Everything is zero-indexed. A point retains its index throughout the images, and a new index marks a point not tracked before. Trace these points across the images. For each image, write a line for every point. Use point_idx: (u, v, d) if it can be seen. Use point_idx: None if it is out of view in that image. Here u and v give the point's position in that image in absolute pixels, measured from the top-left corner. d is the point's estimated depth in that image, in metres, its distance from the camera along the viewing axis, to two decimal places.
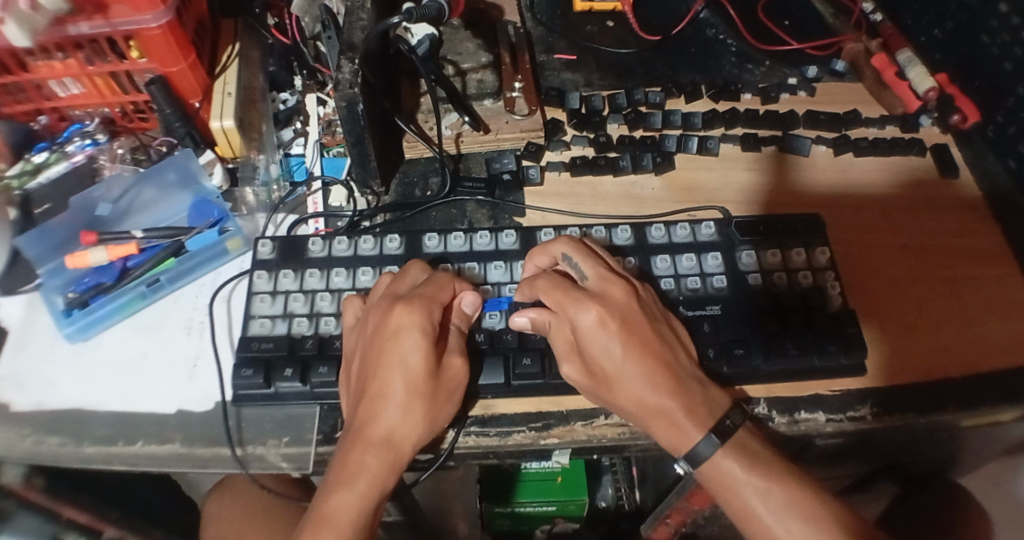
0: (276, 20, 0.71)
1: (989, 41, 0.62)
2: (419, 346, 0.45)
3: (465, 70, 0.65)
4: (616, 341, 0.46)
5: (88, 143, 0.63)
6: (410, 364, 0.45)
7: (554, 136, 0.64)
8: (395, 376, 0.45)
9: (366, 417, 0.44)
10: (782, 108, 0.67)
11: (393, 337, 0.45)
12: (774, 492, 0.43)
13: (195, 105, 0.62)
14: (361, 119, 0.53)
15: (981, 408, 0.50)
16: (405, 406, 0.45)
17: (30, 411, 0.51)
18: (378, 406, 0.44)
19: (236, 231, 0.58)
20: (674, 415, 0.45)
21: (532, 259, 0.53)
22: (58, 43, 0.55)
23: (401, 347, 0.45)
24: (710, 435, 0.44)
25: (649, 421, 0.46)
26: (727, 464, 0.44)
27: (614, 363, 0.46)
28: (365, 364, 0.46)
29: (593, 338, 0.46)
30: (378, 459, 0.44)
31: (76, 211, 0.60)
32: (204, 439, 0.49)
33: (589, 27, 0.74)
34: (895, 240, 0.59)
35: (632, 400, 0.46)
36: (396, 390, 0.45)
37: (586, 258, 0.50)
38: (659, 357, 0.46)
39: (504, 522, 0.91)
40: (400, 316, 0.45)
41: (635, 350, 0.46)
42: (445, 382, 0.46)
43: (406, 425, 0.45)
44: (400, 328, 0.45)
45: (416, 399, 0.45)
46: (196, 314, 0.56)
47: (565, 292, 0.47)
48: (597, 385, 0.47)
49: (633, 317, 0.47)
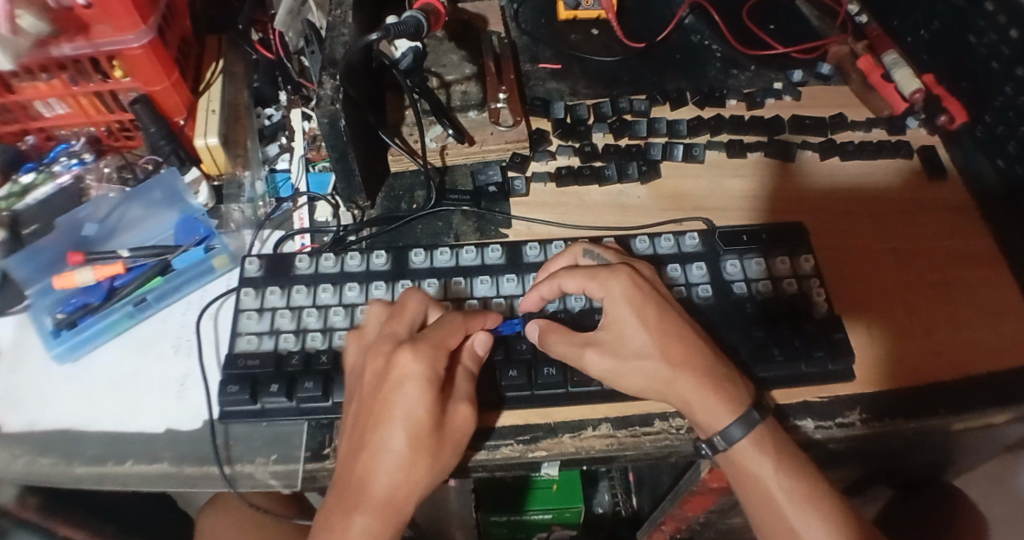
0: (261, 35, 0.71)
1: (976, 41, 0.61)
2: (424, 396, 0.43)
3: (449, 82, 0.66)
4: (648, 310, 0.47)
5: (74, 162, 0.63)
6: (412, 414, 0.43)
7: (539, 146, 0.64)
8: (396, 429, 0.43)
9: (364, 474, 0.43)
10: (767, 114, 0.67)
11: (395, 387, 0.43)
12: (796, 486, 0.44)
13: (178, 123, 0.63)
14: (344, 135, 0.53)
15: (972, 411, 0.50)
16: (408, 460, 0.43)
17: (21, 432, 0.51)
18: (375, 462, 0.43)
19: (222, 248, 0.58)
20: (699, 392, 0.45)
21: (550, 266, 0.53)
22: (42, 64, 0.55)
23: (403, 395, 0.43)
24: (751, 411, 0.45)
25: (687, 394, 0.45)
26: (754, 457, 0.45)
27: (644, 338, 0.46)
28: (362, 417, 0.44)
29: (623, 309, 0.47)
30: (377, 519, 0.42)
31: (64, 232, 0.60)
32: (193, 457, 0.49)
33: (574, 36, 0.74)
34: (882, 245, 0.59)
35: (667, 372, 0.46)
36: (395, 442, 0.43)
37: (608, 250, 0.53)
38: (688, 330, 0.47)
39: (500, 531, 0.90)
40: (404, 363, 0.44)
41: (665, 324, 0.47)
42: (449, 433, 0.45)
43: (406, 481, 0.43)
44: (402, 376, 0.44)
45: (418, 451, 0.43)
46: (185, 333, 0.56)
47: (589, 269, 0.49)
48: (621, 371, 0.46)
49: (661, 289, 0.49)
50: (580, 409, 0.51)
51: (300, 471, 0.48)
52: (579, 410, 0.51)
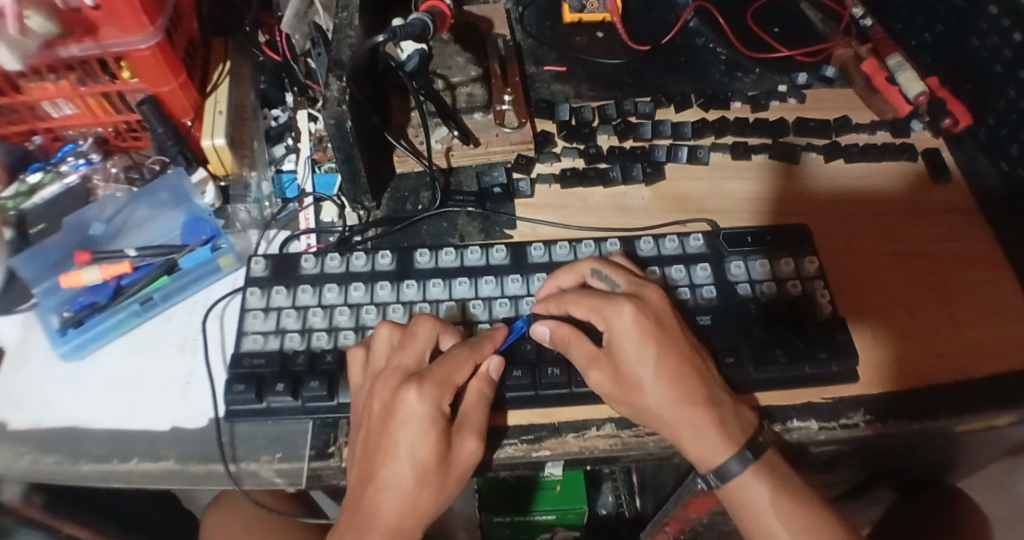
0: (267, 37, 0.72)
1: (979, 45, 0.62)
2: (429, 432, 0.44)
3: (455, 84, 0.66)
4: (649, 346, 0.46)
5: (82, 162, 0.63)
6: (418, 452, 0.43)
7: (544, 148, 0.65)
8: (402, 466, 0.43)
9: (371, 507, 0.43)
10: (771, 116, 0.67)
11: (401, 423, 0.43)
12: (792, 514, 0.44)
13: (186, 124, 0.63)
14: (350, 136, 0.53)
15: (975, 413, 0.50)
16: (414, 494, 0.43)
17: (27, 431, 0.51)
18: (382, 495, 0.43)
19: (228, 248, 0.59)
20: (698, 426, 0.45)
21: (557, 278, 0.53)
22: (50, 64, 0.55)
23: (409, 432, 0.43)
24: (744, 451, 0.44)
25: (677, 428, 0.45)
26: (753, 488, 0.44)
27: (649, 368, 0.46)
28: (369, 449, 0.44)
29: (625, 341, 0.47)
30: None
31: (70, 232, 0.60)
32: (197, 456, 0.49)
33: (579, 38, 0.74)
34: (885, 248, 0.59)
35: (661, 410, 0.46)
36: (402, 477, 0.43)
37: (615, 270, 0.52)
38: (689, 371, 0.46)
39: (502, 533, 0.90)
40: (410, 401, 0.43)
41: (666, 367, 0.46)
42: (454, 467, 0.44)
43: (412, 513, 0.43)
44: (409, 413, 0.43)
45: (423, 486, 0.44)
46: (190, 331, 0.56)
47: (595, 299, 0.49)
48: (621, 390, 0.47)
49: (667, 322, 0.47)
50: (584, 409, 0.51)
51: (304, 469, 0.49)
52: (583, 410, 0.51)
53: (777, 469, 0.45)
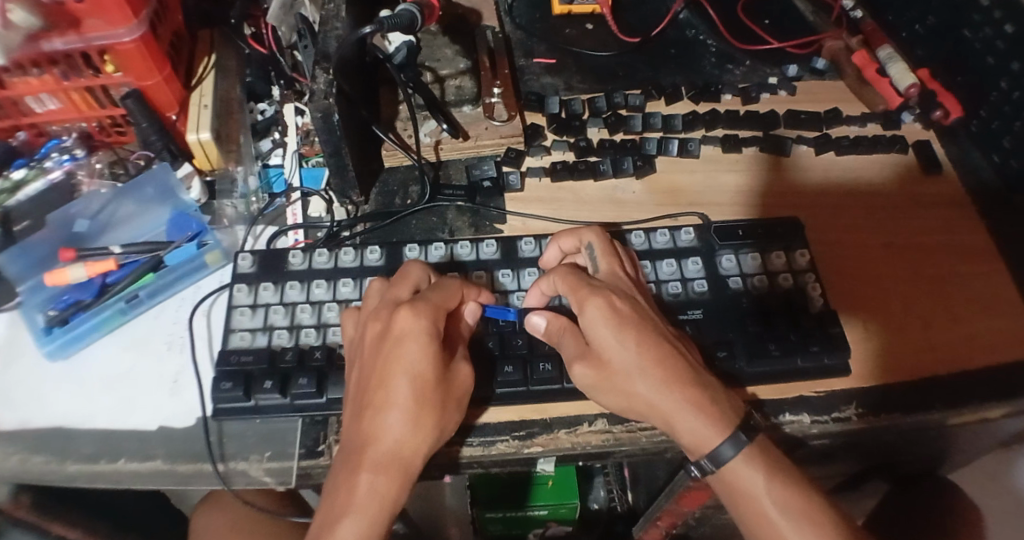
0: (253, 29, 0.71)
1: (971, 36, 0.62)
2: (424, 352, 0.44)
3: (443, 77, 0.66)
4: (628, 333, 0.45)
5: (65, 158, 0.62)
6: (415, 370, 0.43)
7: (534, 140, 0.64)
8: (400, 384, 0.43)
9: (369, 433, 0.43)
10: (762, 108, 0.67)
11: (395, 344, 0.44)
12: (787, 498, 0.43)
13: (171, 118, 0.62)
14: (338, 130, 0.52)
15: (968, 405, 0.50)
16: (413, 415, 0.43)
17: (14, 431, 0.50)
18: (382, 419, 0.43)
19: (214, 244, 0.58)
20: (686, 410, 0.44)
21: (559, 240, 0.53)
22: (34, 59, 0.54)
23: (404, 354, 0.43)
24: (738, 436, 0.44)
25: (676, 418, 0.44)
26: (748, 473, 0.44)
27: (632, 357, 0.45)
28: (366, 377, 0.44)
29: (601, 336, 0.45)
30: (386, 477, 0.42)
31: (55, 227, 0.59)
32: (186, 455, 0.49)
33: (570, 31, 0.74)
34: (877, 240, 0.59)
35: (649, 396, 0.45)
36: (400, 399, 0.43)
37: (605, 253, 0.51)
38: (669, 350, 0.45)
39: (495, 526, 0.89)
40: (404, 321, 0.44)
41: (649, 345, 0.45)
42: (454, 389, 0.45)
43: (413, 437, 0.43)
44: (404, 333, 0.44)
45: (422, 407, 0.43)
46: (177, 330, 0.55)
47: (575, 279, 0.48)
48: (610, 381, 0.46)
49: (647, 310, 0.48)
50: (576, 405, 0.50)
51: (294, 468, 0.48)
52: (575, 406, 0.50)
53: (769, 457, 0.45)
